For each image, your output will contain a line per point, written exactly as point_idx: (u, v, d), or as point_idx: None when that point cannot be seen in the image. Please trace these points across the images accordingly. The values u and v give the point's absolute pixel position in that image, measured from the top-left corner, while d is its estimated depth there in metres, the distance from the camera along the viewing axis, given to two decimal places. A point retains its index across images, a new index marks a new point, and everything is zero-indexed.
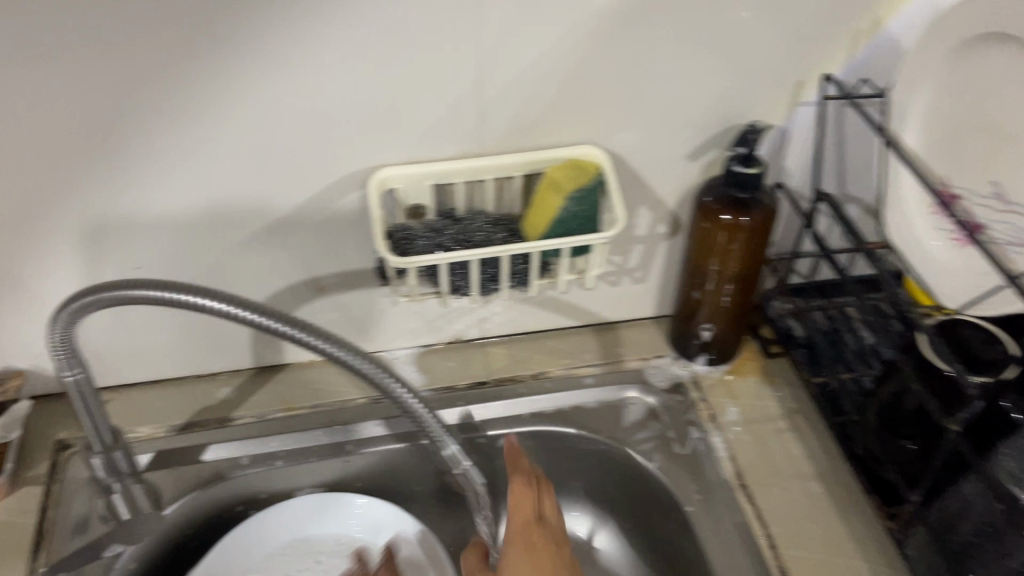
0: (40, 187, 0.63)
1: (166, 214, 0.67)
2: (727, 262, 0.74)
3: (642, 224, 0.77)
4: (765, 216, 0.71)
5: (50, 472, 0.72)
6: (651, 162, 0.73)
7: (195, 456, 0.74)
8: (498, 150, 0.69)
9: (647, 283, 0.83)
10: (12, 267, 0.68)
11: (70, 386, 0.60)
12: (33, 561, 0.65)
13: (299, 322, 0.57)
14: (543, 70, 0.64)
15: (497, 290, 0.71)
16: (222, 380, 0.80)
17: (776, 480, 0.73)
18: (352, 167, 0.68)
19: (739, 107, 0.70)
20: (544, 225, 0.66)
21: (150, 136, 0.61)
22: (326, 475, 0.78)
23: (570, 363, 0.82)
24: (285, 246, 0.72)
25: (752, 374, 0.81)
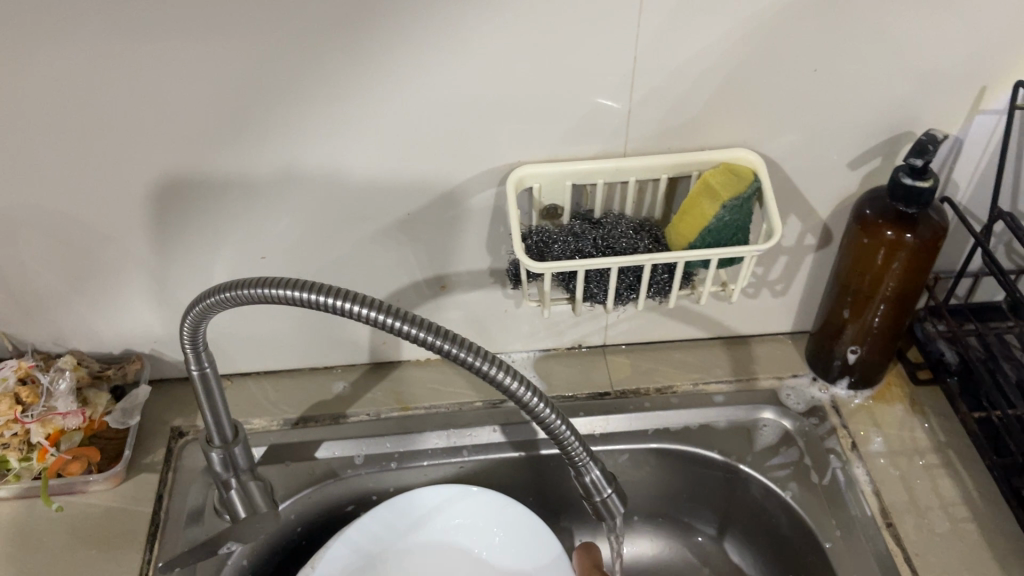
0: (178, 163, 0.62)
1: (298, 200, 0.66)
2: (883, 281, 0.68)
3: (789, 235, 0.72)
4: (933, 234, 0.65)
5: (166, 459, 0.71)
6: (807, 168, 0.67)
7: (309, 452, 0.72)
8: (645, 150, 0.65)
9: (787, 297, 0.77)
10: (143, 246, 0.68)
11: (195, 380, 0.58)
12: (148, 553, 0.65)
13: (455, 337, 0.50)
14: (703, 66, 0.60)
15: (633, 299, 0.66)
16: (337, 374, 0.78)
17: (926, 520, 0.67)
18: (490, 162, 0.64)
19: (911, 112, 0.64)
20: (692, 234, 0.61)
21: (291, 117, 0.60)
22: (438, 481, 0.75)
23: (699, 378, 0.77)
24: (412, 240, 0.69)
25: (899, 402, 0.75)
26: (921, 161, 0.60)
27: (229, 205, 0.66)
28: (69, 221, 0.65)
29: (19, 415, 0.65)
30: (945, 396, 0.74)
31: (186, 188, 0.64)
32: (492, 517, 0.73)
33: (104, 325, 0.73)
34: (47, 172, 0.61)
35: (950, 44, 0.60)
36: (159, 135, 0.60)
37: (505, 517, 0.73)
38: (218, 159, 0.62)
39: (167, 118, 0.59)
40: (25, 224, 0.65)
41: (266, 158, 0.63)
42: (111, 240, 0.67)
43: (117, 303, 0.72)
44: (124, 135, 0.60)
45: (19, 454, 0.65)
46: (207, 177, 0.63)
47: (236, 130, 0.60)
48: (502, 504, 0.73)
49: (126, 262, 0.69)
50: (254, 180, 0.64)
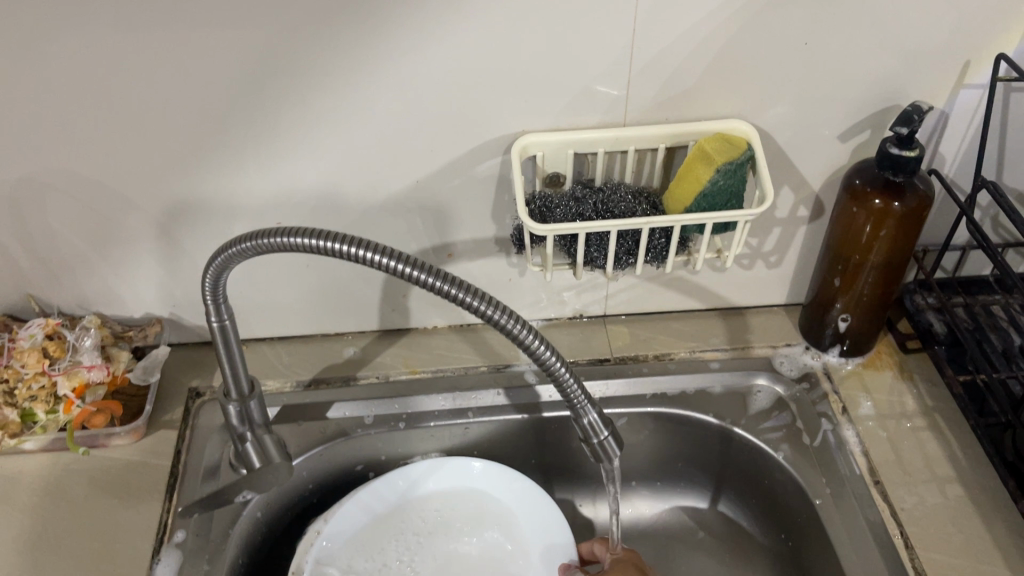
0: (199, 131, 0.65)
1: (312, 168, 0.69)
2: (872, 250, 0.71)
3: (782, 206, 0.75)
4: (919, 202, 0.68)
5: (184, 417, 0.74)
6: (798, 140, 0.70)
7: (321, 412, 0.75)
8: (643, 120, 0.68)
9: (781, 268, 0.80)
10: (165, 213, 0.71)
11: (215, 332, 0.61)
12: (168, 502, 0.68)
13: (459, 281, 0.53)
14: (699, 38, 0.63)
15: (632, 264, 0.69)
16: (348, 340, 0.81)
17: (913, 478, 0.70)
18: (496, 130, 0.67)
19: (898, 85, 0.67)
20: (688, 199, 0.65)
21: (306, 85, 0.63)
22: (444, 442, 0.78)
23: (695, 346, 0.80)
24: (421, 207, 0.73)
25: (888, 369, 0.78)
26: (906, 130, 0.63)
27: (247, 173, 0.69)
28: (95, 186, 0.68)
29: (46, 368, 0.69)
30: (933, 363, 0.77)
31: (207, 155, 0.67)
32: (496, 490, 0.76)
33: (126, 290, 0.76)
34: (75, 138, 0.65)
35: (934, 18, 0.63)
36: (182, 103, 0.63)
37: (509, 489, 0.76)
38: (238, 126, 0.65)
39: (191, 87, 0.62)
40: (54, 190, 0.68)
41: (283, 127, 0.66)
42: (135, 206, 0.70)
43: (139, 269, 0.75)
44: (150, 103, 0.63)
45: (47, 405, 0.68)
46: (227, 145, 0.67)
47: (255, 98, 0.64)
48: (503, 474, 0.76)
49: (148, 228, 0.72)
50: (272, 148, 0.67)
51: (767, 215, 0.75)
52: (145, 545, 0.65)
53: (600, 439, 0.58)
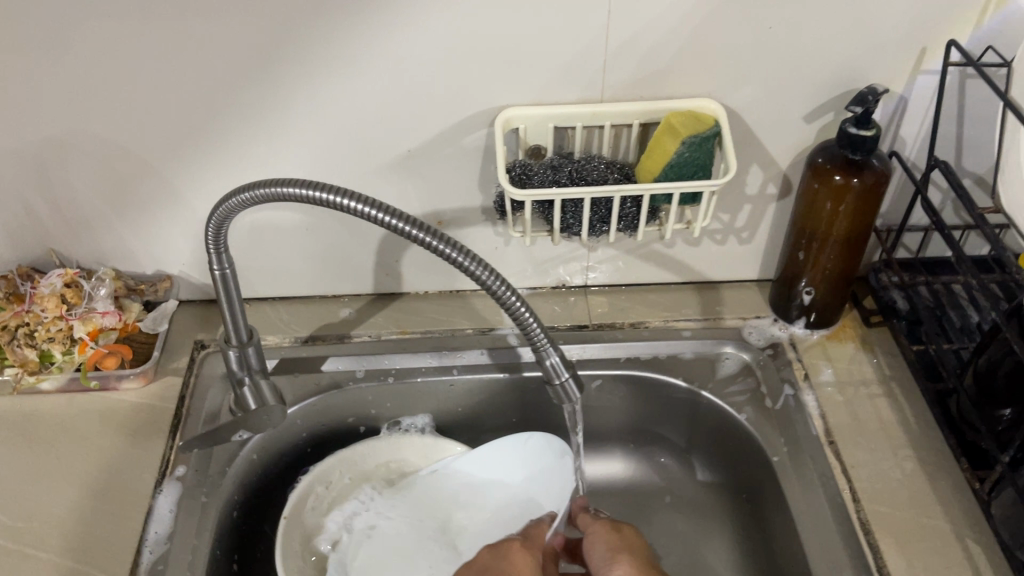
0: (210, 98, 0.71)
1: (311, 137, 0.75)
2: (834, 225, 0.76)
3: (752, 183, 0.80)
4: (877, 179, 0.72)
5: (189, 365, 0.80)
6: (766, 120, 0.75)
7: (315, 365, 0.81)
8: (619, 97, 0.73)
9: (752, 244, 0.85)
10: (177, 176, 0.77)
11: (216, 279, 0.66)
12: (171, 440, 0.74)
13: (432, 229, 0.58)
14: (669, 21, 0.68)
15: (606, 232, 0.74)
16: (344, 302, 0.87)
17: (866, 439, 0.74)
18: (482, 105, 0.73)
19: (859, 70, 0.72)
20: (657, 169, 0.70)
21: (306, 58, 0.69)
22: (431, 399, 0.83)
23: (670, 316, 0.85)
24: (412, 176, 0.78)
25: (850, 341, 0.82)
26: (861, 109, 0.68)
27: (253, 140, 0.75)
28: (113, 148, 0.74)
29: (63, 313, 0.76)
30: (893, 336, 0.81)
31: (216, 121, 0.73)
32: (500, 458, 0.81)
33: (139, 248, 0.82)
34: (97, 102, 0.71)
35: (891, 6, 0.67)
36: (193, 72, 0.69)
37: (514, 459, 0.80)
38: (243, 96, 0.71)
39: (202, 57, 0.68)
40: (76, 150, 0.74)
41: (286, 98, 0.72)
42: (148, 167, 0.76)
43: (152, 228, 0.81)
44: (165, 71, 0.69)
45: (63, 346, 0.75)
46: (235, 112, 0.72)
47: (261, 68, 0.69)
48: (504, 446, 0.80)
49: (161, 189, 0.78)
50: (275, 116, 0.73)
51: (738, 192, 0.80)
52: (149, 477, 0.71)
53: (562, 380, 0.63)
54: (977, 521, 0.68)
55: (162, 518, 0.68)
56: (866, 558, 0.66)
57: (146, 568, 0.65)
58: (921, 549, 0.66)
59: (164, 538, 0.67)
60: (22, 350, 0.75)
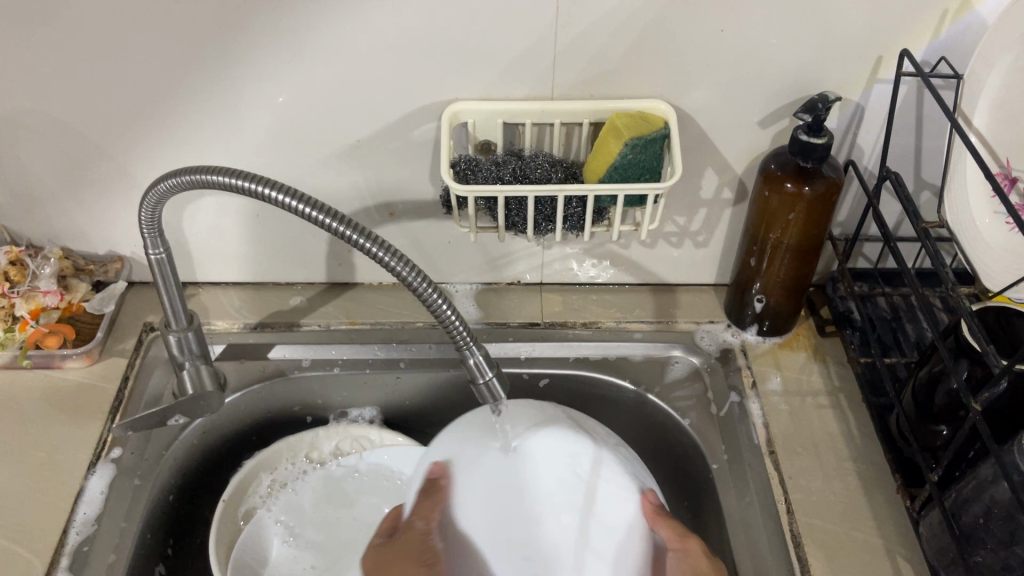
0: (157, 80, 0.71)
1: (260, 123, 0.74)
2: (786, 232, 0.75)
3: (707, 187, 0.79)
4: (828, 188, 0.71)
5: (136, 347, 0.80)
6: (720, 124, 0.74)
7: (262, 353, 0.81)
8: (570, 95, 0.72)
9: (709, 248, 0.84)
10: (127, 157, 0.77)
11: (152, 264, 0.66)
12: (110, 421, 0.74)
13: (358, 226, 0.58)
14: (618, 21, 0.67)
15: (552, 230, 0.74)
16: (297, 290, 0.87)
17: (808, 450, 0.73)
18: (431, 98, 0.72)
19: (813, 78, 0.71)
20: (602, 170, 0.69)
21: (253, 45, 0.68)
22: (377, 390, 0.83)
23: (622, 317, 0.85)
24: (363, 167, 0.78)
25: (802, 350, 0.82)
26: (810, 117, 0.67)
27: (202, 125, 0.74)
28: (61, 126, 0.74)
29: (6, 290, 0.76)
30: (844, 347, 0.80)
31: (163, 104, 0.73)
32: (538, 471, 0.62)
33: (91, 228, 0.82)
34: (44, 80, 0.70)
35: (845, 13, 0.66)
36: (138, 55, 0.69)
37: (557, 457, 0.62)
38: (190, 81, 0.71)
39: (147, 39, 0.68)
40: (24, 127, 0.74)
41: (234, 84, 0.71)
42: (97, 148, 0.76)
43: (103, 208, 0.81)
44: (110, 51, 0.68)
45: (5, 324, 0.76)
46: (183, 96, 0.72)
47: (207, 52, 0.69)
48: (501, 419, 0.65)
49: (112, 170, 0.78)
50: (224, 102, 0.73)
51: (693, 195, 0.79)
52: (84, 457, 0.71)
53: (485, 380, 0.64)
54: (910, 538, 0.67)
55: (93, 500, 0.68)
56: (793, 572, 0.65)
57: (71, 549, 0.65)
58: (849, 564, 0.65)
59: (92, 519, 0.67)
60: None
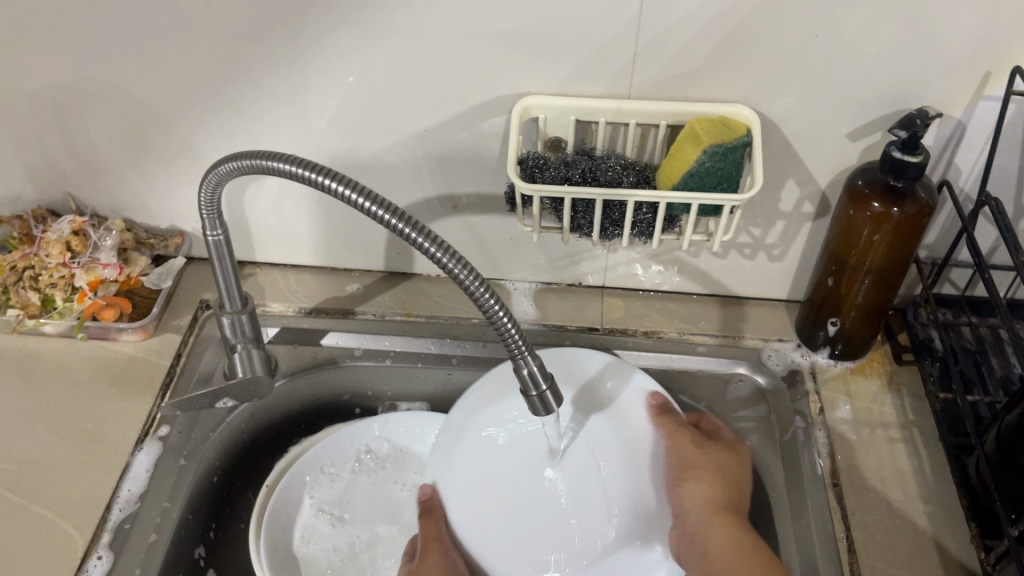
0: (225, 57, 0.70)
1: (324, 106, 0.73)
2: (869, 254, 0.71)
3: (786, 200, 0.75)
4: (918, 210, 0.66)
5: (190, 324, 0.80)
6: (806, 134, 0.70)
7: (314, 339, 0.80)
8: (647, 95, 0.69)
9: (783, 262, 0.80)
10: (193, 132, 0.76)
11: (210, 246, 0.65)
12: (159, 398, 0.74)
13: (412, 220, 0.55)
14: (705, 19, 0.63)
15: (618, 236, 0.71)
16: (353, 277, 0.85)
17: (874, 484, 0.69)
18: (504, 91, 0.70)
19: (912, 90, 0.66)
20: (676, 177, 0.65)
21: (323, 25, 0.66)
22: (428, 384, 0.82)
23: (686, 328, 0.81)
24: (428, 156, 0.76)
25: (877, 377, 0.77)
26: (906, 133, 0.62)
27: (268, 104, 0.73)
28: (129, 98, 0.73)
29: (67, 260, 0.76)
30: (921, 377, 0.75)
31: (231, 81, 0.72)
32: (508, 419, 0.74)
33: (154, 200, 0.82)
34: (114, 50, 0.70)
35: (954, 22, 0.61)
36: (208, 30, 0.68)
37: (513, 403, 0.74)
38: (258, 59, 0.70)
39: (215, 15, 0.66)
40: (93, 96, 0.73)
41: (301, 64, 0.70)
42: (164, 122, 0.75)
43: (167, 182, 0.80)
44: (179, 25, 0.68)
45: (63, 294, 0.76)
46: (249, 74, 0.71)
47: (274, 31, 0.67)
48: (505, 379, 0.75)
49: (176, 145, 0.77)
50: (290, 82, 0.71)
51: (770, 206, 0.75)
52: (131, 433, 0.71)
53: (539, 392, 0.59)
54: None
55: (138, 477, 0.68)
56: None
57: (112, 525, 0.65)
58: None
59: (135, 497, 0.67)
60: (25, 292, 0.76)
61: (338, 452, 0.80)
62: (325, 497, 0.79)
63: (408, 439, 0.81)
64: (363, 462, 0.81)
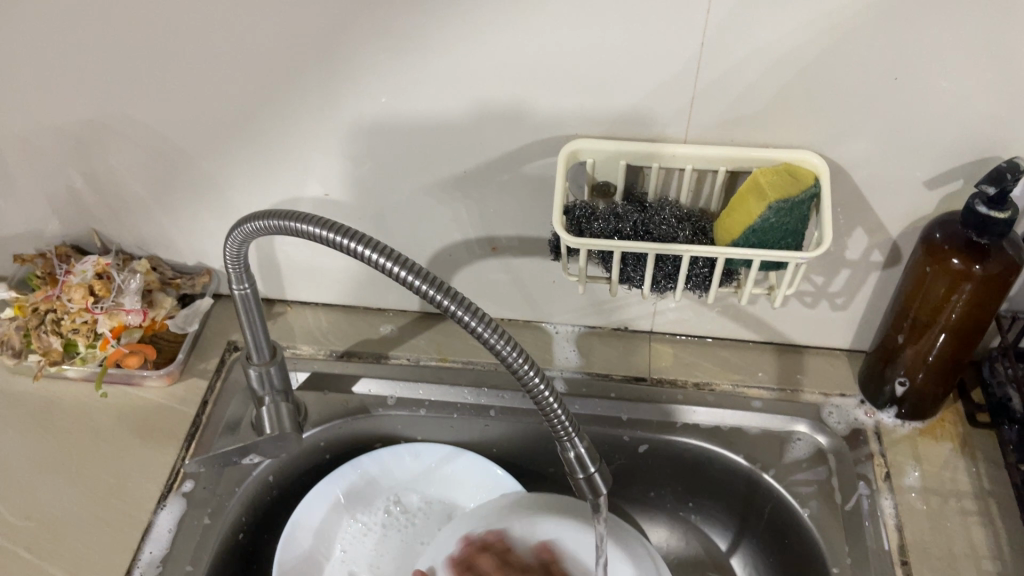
0: (255, 94, 0.66)
1: (362, 146, 0.69)
2: (946, 312, 0.65)
3: (854, 248, 0.69)
4: (1005, 267, 0.60)
5: (217, 369, 0.77)
6: (878, 181, 0.64)
7: (346, 385, 0.76)
8: (704, 140, 0.64)
9: (848, 311, 0.74)
10: (221, 170, 0.72)
11: (237, 300, 0.61)
12: (183, 451, 0.70)
13: (451, 291, 0.51)
14: (771, 62, 0.58)
15: (671, 289, 0.66)
16: (388, 318, 0.82)
17: (948, 563, 0.63)
18: (550, 133, 0.65)
19: (1000, 138, 0.60)
20: (738, 232, 0.60)
21: (358, 63, 0.62)
22: (465, 434, 0.77)
23: (740, 380, 0.76)
24: (467, 197, 0.71)
25: (948, 441, 0.71)
26: (994, 190, 0.56)
27: (300, 143, 0.69)
28: (154, 135, 0.70)
29: (90, 305, 0.74)
30: (1000, 442, 0.69)
31: (261, 119, 0.68)
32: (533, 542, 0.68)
33: (182, 236, 0.79)
34: (137, 87, 0.66)
35: None
36: (237, 68, 0.64)
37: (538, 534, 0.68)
38: (289, 98, 0.66)
39: (241, 52, 0.62)
40: (116, 133, 0.70)
41: (334, 103, 0.66)
42: (191, 159, 0.72)
43: (195, 218, 0.77)
44: (204, 61, 0.64)
45: (87, 339, 0.74)
46: (279, 111, 0.67)
47: (306, 68, 0.63)
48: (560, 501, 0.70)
49: (205, 182, 0.74)
50: (322, 120, 0.67)
51: (835, 255, 0.70)
52: (154, 488, 0.68)
53: (585, 475, 0.56)
54: None
55: (160, 538, 0.65)
56: None
57: None
58: None
59: (157, 560, 0.63)
60: (46, 337, 0.73)
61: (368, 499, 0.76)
62: (354, 557, 0.74)
63: (446, 491, 0.77)
64: (393, 514, 0.76)
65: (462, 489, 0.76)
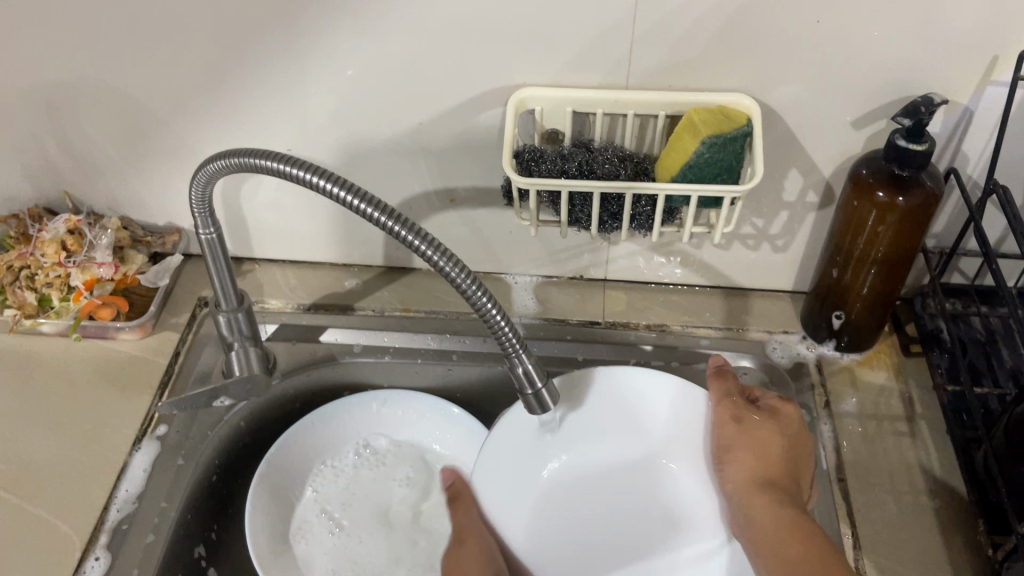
0: (215, 55, 0.69)
1: (321, 101, 0.72)
2: (875, 244, 0.69)
3: (790, 189, 0.73)
4: (925, 198, 0.64)
5: (189, 322, 0.80)
6: (809, 123, 0.68)
7: (314, 335, 0.80)
8: (645, 85, 0.67)
9: (788, 252, 0.78)
10: (186, 130, 0.75)
11: (203, 243, 0.64)
12: (156, 398, 0.73)
13: (404, 220, 0.54)
14: (702, 8, 0.61)
15: (618, 229, 0.70)
16: (352, 272, 0.85)
17: (881, 479, 0.68)
18: (499, 83, 0.68)
19: (918, 77, 0.64)
20: (676, 169, 0.64)
21: (313, 20, 0.65)
22: (430, 380, 0.81)
23: (690, 322, 0.81)
24: (424, 150, 0.75)
25: (883, 369, 0.75)
26: (909, 122, 0.60)
27: (261, 101, 0.72)
28: (120, 97, 0.73)
29: (62, 260, 0.77)
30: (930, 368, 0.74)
31: (223, 79, 0.71)
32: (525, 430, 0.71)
33: (151, 198, 0.82)
34: (103, 49, 0.69)
35: (960, 6, 0.59)
36: (198, 29, 0.67)
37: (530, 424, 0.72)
38: (248, 56, 0.68)
39: (202, 11, 0.65)
40: (84, 96, 0.73)
41: (292, 60, 0.68)
42: (158, 120, 0.75)
43: (163, 179, 0.80)
44: (166, 22, 0.66)
45: (60, 293, 0.77)
46: (240, 70, 0.70)
47: (263, 26, 0.66)
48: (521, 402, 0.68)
49: (171, 142, 0.76)
50: (282, 78, 0.70)
51: (773, 196, 0.74)
52: (129, 433, 0.71)
53: (534, 390, 0.59)
54: None
55: (135, 477, 0.68)
56: None
57: (110, 526, 0.65)
58: None
59: (133, 497, 0.66)
60: (21, 292, 0.77)
61: (337, 443, 0.80)
62: (327, 496, 0.78)
63: (413, 434, 0.81)
64: (362, 456, 0.80)
65: (428, 432, 0.81)
